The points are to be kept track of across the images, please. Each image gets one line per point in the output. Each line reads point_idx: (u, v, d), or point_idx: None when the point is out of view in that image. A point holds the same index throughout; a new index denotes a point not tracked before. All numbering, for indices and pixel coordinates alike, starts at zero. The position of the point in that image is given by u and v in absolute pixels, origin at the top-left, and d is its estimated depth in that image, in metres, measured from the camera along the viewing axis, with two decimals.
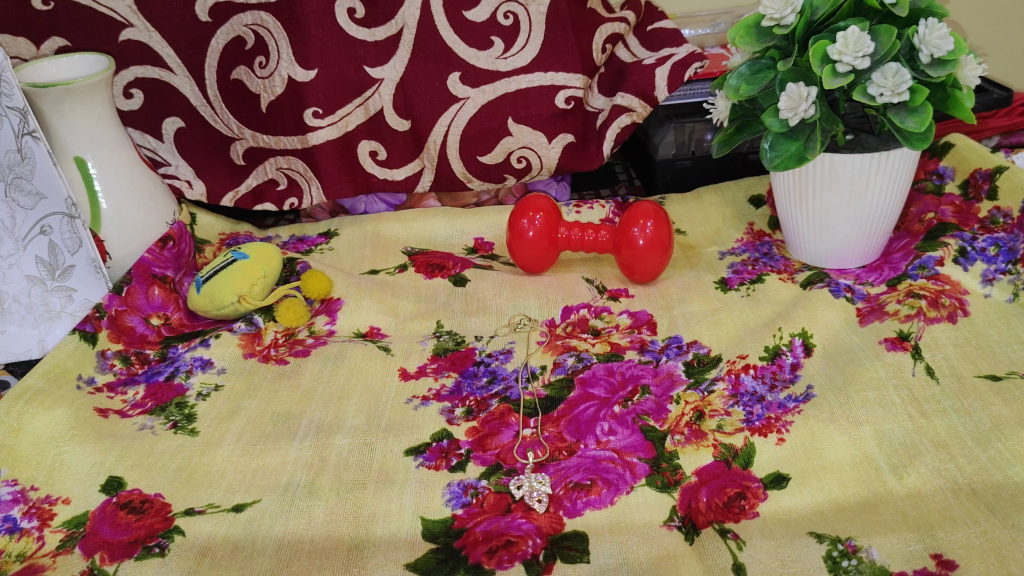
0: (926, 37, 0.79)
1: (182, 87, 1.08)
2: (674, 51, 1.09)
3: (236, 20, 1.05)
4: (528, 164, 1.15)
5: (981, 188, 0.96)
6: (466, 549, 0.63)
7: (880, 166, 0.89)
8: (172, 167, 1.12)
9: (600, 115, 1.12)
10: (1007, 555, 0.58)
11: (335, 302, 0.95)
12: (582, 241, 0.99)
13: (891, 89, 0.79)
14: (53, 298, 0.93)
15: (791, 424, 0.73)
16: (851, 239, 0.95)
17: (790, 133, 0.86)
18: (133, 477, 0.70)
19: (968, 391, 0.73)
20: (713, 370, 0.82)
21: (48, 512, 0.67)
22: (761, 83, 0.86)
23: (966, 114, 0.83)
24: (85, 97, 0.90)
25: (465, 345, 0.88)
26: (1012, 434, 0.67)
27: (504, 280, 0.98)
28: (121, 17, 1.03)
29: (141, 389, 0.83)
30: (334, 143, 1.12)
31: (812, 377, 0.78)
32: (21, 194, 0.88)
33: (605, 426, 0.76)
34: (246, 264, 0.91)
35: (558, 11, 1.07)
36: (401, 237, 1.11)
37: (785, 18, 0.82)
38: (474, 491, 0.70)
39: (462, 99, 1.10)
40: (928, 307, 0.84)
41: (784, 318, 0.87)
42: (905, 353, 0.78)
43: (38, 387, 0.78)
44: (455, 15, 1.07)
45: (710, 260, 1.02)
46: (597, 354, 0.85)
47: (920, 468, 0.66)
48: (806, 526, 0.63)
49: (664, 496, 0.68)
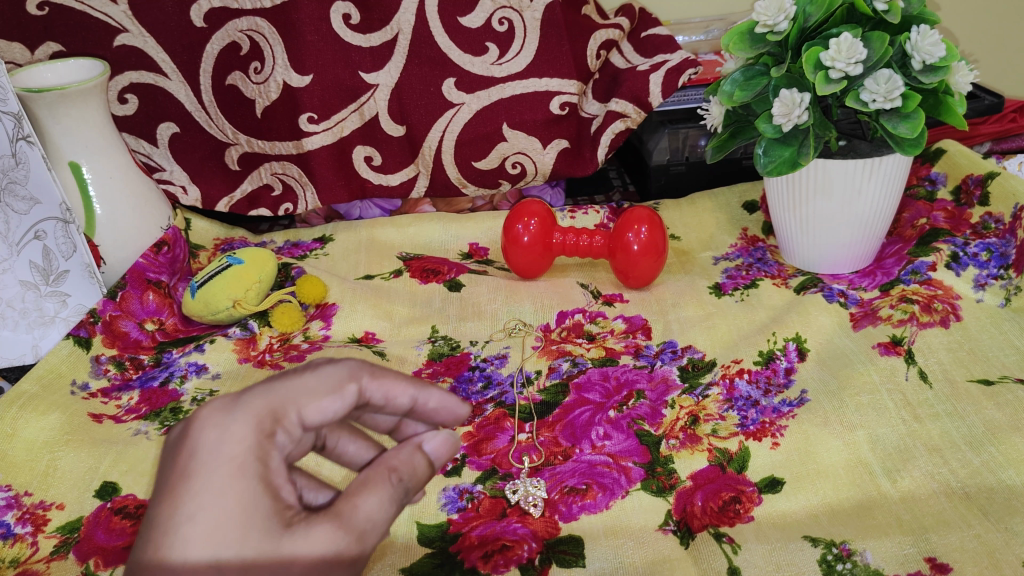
0: (918, 44, 0.79)
1: (177, 92, 1.08)
2: (668, 57, 1.10)
3: (231, 25, 1.05)
4: (523, 169, 1.15)
5: (973, 194, 0.96)
6: (462, 554, 0.63)
7: (874, 171, 0.89)
8: (167, 172, 1.12)
9: (595, 121, 1.14)
10: (1000, 557, 0.58)
11: (329, 307, 0.95)
12: (576, 246, 0.99)
13: (883, 95, 0.80)
14: (46, 303, 0.93)
15: (785, 428, 0.73)
16: (843, 243, 0.95)
17: (784, 139, 0.87)
18: (127, 482, 0.70)
19: (960, 395, 0.73)
20: (707, 375, 0.82)
21: (42, 517, 0.67)
22: (755, 89, 0.86)
23: (958, 120, 0.83)
24: (79, 102, 0.90)
25: (460, 350, 0.88)
26: (1005, 438, 0.68)
27: (498, 285, 0.98)
28: (116, 22, 1.03)
29: (135, 394, 0.83)
30: (329, 147, 1.12)
31: (806, 382, 0.79)
32: (15, 199, 0.88)
33: (600, 431, 0.76)
34: (241, 269, 0.92)
35: (552, 17, 1.08)
36: (396, 242, 1.11)
37: (778, 24, 0.83)
38: (469, 496, 0.70)
39: (457, 104, 1.11)
40: (921, 312, 0.85)
41: (777, 323, 0.87)
42: (898, 357, 0.79)
43: (32, 392, 0.78)
44: (450, 21, 1.07)
45: (704, 265, 1.03)
46: (593, 359, 0.86)
47: (914, 471, 0.67)
48: (800, 530, 0.63)
49: (660, 500, 0.68)
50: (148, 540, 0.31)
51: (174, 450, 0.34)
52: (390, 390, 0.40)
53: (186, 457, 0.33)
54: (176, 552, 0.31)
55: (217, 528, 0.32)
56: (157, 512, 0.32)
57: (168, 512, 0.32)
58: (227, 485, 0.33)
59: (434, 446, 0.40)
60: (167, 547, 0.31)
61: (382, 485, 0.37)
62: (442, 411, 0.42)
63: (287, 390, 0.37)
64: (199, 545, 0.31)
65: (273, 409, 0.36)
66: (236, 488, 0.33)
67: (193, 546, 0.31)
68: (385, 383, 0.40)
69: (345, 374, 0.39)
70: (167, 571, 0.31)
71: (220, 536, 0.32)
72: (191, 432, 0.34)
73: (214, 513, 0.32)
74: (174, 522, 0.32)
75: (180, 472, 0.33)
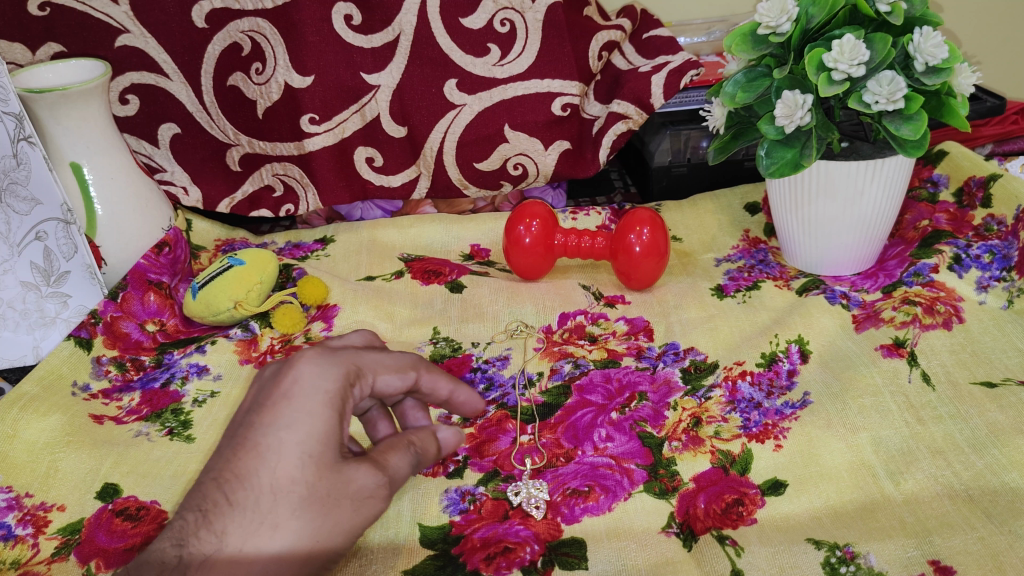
0: (921, 46, 0.79)
1: (178, 92, 1.08)
2: (670, 59, 1.10)
3: (232, 26, 1.04)
4: (524, 171, 1.15)
5: (975, 196, 0.96)
6: (464, 555, 0.63)
7: (876, 173, 0.89)
8: (168, 173, 1.12)
9: (596, 122, 1.14)
10: (1004, 560, 0.58)
11: (331, 308, 0.94)
12: (578, 247, 0.99)
13: (886, 97, 0.80)
14: (47, 304, 0.92)
15: (788, 430, 0.73)
16: (845, 245, 0.95)
17: (786, 140, 0.87)
18: (128, 484, 0.70)
19: (964, 397, 0.73)
20: (710, 377, 0.82)
21: (43, 519, 0.66)
22: (757, 91, 0.86)
23: (961, 122, 0.83)
24: (81, 102, 0.90)
25: (462, 351, 0.88)
26: (1008, 441, 0.68)
27: (500, 286, 0.98)
28: (117, 23, 1.03)
29: (136, 395, 0.83)
30: (330, 149, 1.12)
31: (808, 384, 0.78)
32: (15, 199, 0.88)
33: (602, 433, 0.76)
34: (242, 270, 0.92)
35: (554, 18, 1.08)
36: (398, 243, 1.10)
37: (781, 26, 0.83)
38: (471, 498, 0.69)
39: (459, 105, 1.10)
40: (923, 314, 0.84)
41: (780, 325, 0.87)
42: (901, 360, 0.79)
43: (33, 393, 0.78)
44: (452, 22, 1.07)
45: (706, 267, 1.03)
46: (595, 361, 0.85)
47: (917, 474, 0.67)
48: (803, 532, 0.63)
49: (662, 502, 0.68)
50: (257, 434, 0.45)
51: (281, 378, 0.48)
52: (435, 382, 0.57)
53: (290, 383, 0.47)
54: (278, 446, 0.45)
55: (308, 438, 0.46)
56: (265, 416, 0.46)
57: (273, 418, 0.46)
58: (317, 410, 0.47)
59: (445, 435, 0.54)
60: (272, 442, 0.45)
61: (404, 449, 0.51)
62: (466, 404, 0.60)
63: (369, 361, 0.53)
64: (294, 446, 0.45)
65: (355, 368, 0.51)
66: (323, 414, 0.47)
67: (290, 445, 0.45)
68: (434, 377, 0.57)
69: (409, 363, 0.56)
70: (270, 457, 0.44)
71: (309, 444, 0.45)
72: (296, 367, 0.48)
73: (306, 426, 0.46)
74: (277, 426, 0.45)
75: (283, 392, 0.47)
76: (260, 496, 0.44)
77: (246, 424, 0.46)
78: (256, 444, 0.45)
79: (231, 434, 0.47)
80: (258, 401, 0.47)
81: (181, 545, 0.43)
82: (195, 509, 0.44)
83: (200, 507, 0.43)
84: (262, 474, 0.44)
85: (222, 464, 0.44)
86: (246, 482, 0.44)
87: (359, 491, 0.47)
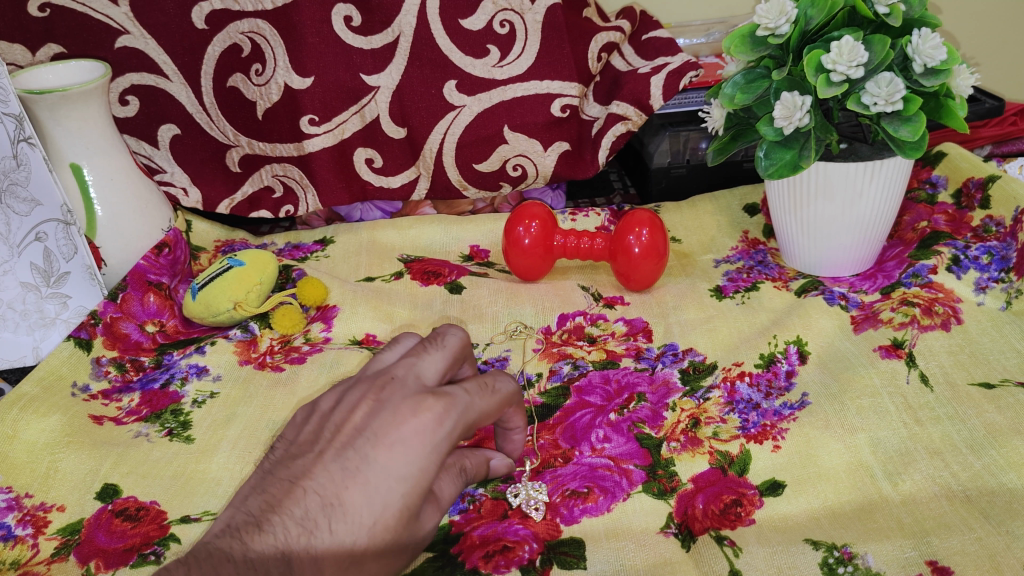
0: (920, 47, 0.79)
1: (178, 93, 1.08)
2: (669, 60, 1.10)
3: (232, 28, 1.05)
4: (523, 172, 1.15)
5: (974, 197, 0.96)
6: (463, 554, 0.63)
7: (875, 174, 0.89)
8: (167, 174, 1.12)
9: (595, 123, 1.14)
10: (1002, 560, 0.58)
11: (330, 310, 0.94)
12: (577, 249, 0.99)
13: (885, 98, 0.80)
14: (47, 305, 0.93)
15: (786, 431, 0.73)
16: (844, 247, 0.95)
17: (785, 141, 0.87)
18: (127, 484, 0.70)
19: (961, 398, 0.73)
20: (709, 378, 0.82)
21: (43, 519, 0.66)
22: (756, 92, 0.86)
23: (960, 123, 0.83)
24: (81, 103, 0.90)
25: None
26: (1006, 441, 0.68)
27: (499, 288, 0.98)
28: (117, 24, 1.03)
29: (135, 396, 0.83)
30: (330, 150, 1.12)
31: (806, 385, 0.79)
32: (16, 201, 0.88)
33: (600, 434, 0.76)
34: (241, 271, 0.92)
35: (553, 19, 1.08)
36: (397, 244, 1.11)
37: (779, 27, 0.83)
38: (471, 498, 0.69)
39: (458, 107, 1.11)
40: (921, 315, 0.85)
41: (779, 325, 0.87)
42: (899, 360, 0.79)
43: (33, 393, 0.78)
44: (451, 23, 1.07)
45: (705, 268, 1.03)
46: (593, 362, 0.86)
47: (915, 474, 0.67)
48: (802, 532, 0.63)
49: (660, 503, 0.68)
50: (371, 471, 0.48)
51: (403, 415, 0.50)
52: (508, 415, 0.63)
53: (408, 428, 0.49)
54: (384, 491, 0.47)
55: (411, 491, 0.48)
56: (380, 454, 0.48)
57: (387, 460, 0.48)
58: (426, 466, 0.49)
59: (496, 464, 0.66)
60: (381, 485, 0.48)
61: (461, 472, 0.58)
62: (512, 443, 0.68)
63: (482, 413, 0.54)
64: (397, 496, 0.48)
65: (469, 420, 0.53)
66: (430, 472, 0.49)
67: (394, 492, 0.48)
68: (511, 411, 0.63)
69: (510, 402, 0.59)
70: (375, 498, 0.47)
71: (410, 497, 0.48)
72: (421, 412, 0.50)
73: (412, 479, 0.48)
74: (388, 469, 0.48)
75: (402, 434, 0.49)
76: (356, 534, 0.47)
77: (360, 452, 0.48)
78: (365, 479, 0.47)
79: (342, 445, 0.49)
80: (374, 428, 0.49)
81: (283, 559, 0.45)
82: (298, 524, 0.46)
83: (302, 525, 0.46)
84: (365, 513, 0.47)
85: (329, 486, 0.47)
86: (348, 516, 0.46)
87: (423, 535, 0.52)
